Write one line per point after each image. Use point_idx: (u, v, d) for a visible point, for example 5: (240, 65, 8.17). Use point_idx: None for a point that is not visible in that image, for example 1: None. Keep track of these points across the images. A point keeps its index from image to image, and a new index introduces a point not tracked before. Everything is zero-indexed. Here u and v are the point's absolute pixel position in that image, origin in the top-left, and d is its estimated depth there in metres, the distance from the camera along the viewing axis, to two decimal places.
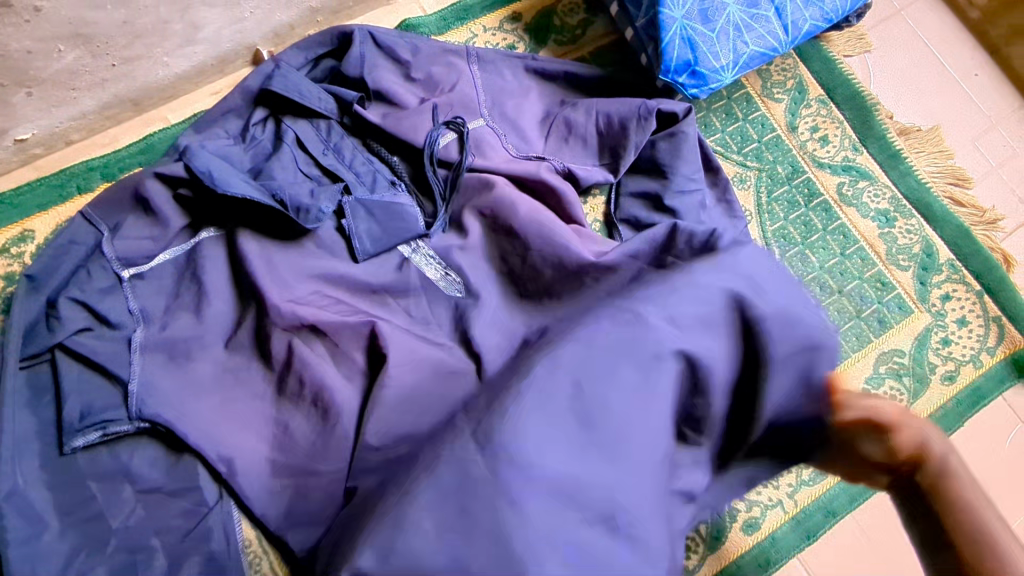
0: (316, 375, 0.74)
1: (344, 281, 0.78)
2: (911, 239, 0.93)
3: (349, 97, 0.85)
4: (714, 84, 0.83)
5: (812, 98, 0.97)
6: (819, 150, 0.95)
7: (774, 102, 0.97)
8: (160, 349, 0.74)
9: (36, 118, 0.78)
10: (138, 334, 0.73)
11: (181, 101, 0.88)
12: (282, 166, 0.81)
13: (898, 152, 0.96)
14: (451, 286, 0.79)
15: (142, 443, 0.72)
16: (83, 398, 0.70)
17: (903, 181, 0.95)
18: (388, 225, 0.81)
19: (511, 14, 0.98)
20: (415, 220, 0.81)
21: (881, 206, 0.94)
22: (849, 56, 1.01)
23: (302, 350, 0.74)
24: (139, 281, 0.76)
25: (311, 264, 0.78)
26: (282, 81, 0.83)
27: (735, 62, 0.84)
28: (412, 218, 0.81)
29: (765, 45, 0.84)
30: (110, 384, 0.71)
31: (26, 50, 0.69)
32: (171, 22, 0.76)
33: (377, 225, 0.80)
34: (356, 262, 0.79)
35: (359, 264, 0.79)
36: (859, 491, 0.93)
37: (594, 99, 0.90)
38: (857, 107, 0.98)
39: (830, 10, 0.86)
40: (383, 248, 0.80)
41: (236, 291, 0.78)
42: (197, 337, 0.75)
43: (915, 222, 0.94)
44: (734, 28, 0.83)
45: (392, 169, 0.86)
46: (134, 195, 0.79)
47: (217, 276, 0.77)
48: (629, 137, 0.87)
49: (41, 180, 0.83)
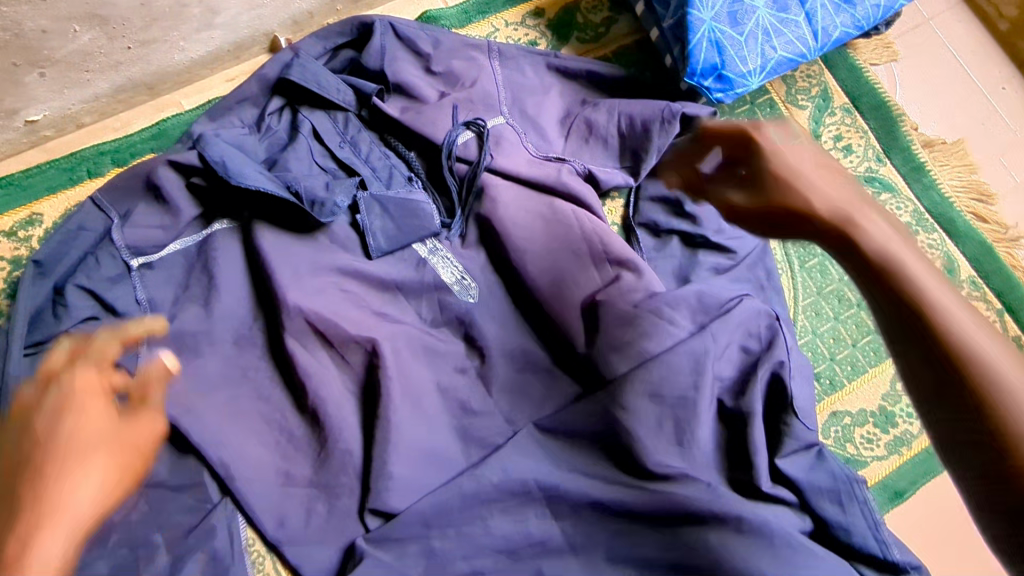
0: (318, 376, 0.73)
1: (355, 278, 0.77)
2: (933, 253, 0.91)
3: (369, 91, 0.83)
4: (740, 89, 0.82)
5: (837, 106, 0.96)
6: (842, 160, 0.94)
7: (797, 108, 0.95)
8: (167, 342, 0.72)
9: (49, 100, 0.76)
10: (145, 324, 0.72)
11: (196, 87, 0.87)
12: (297, 158, 0.79)
13: (921, 165, 0.95)
14: (463, 290, 0.80)
15: None
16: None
17: (926, 195, 0.93)
18: (405, 223, 0.80)
19: (534, 10, 0.96)
20: (430, 217, 0.80)
21: (903, 218, 0.92)
22: (875, 65, 0.99)
23: (310, 350, 0.74)
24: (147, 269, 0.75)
25: (324, 258, 0.77)
26: (300, 70, 0.81)
27: (763, 67, 0.82)
28: (429, 217, 0.80)
29: (793, 50, 0.82)
30: None
31: (41, 29, 0.67)
32: (189, 6, 0.75)
33: (395, 223, 0.79)
34: (370, 259, 0.79)
35: (373, 262, 0.78)
36: (924, 471, 0.83)
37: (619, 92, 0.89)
38: (882, 116, 0.96)
39: (862, 17, 0.83)
40: (399, 245, 0.79)
41: (247, 284, 0.77)
42: (206, 329, 0.74)
43: (938, 237, 0.92)
44: (763, 32, 0.81)
45: (409, 165, 0.84)
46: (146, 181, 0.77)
47: (228, 268, 0.76)
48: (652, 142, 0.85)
49: (51, 163, 0.81)
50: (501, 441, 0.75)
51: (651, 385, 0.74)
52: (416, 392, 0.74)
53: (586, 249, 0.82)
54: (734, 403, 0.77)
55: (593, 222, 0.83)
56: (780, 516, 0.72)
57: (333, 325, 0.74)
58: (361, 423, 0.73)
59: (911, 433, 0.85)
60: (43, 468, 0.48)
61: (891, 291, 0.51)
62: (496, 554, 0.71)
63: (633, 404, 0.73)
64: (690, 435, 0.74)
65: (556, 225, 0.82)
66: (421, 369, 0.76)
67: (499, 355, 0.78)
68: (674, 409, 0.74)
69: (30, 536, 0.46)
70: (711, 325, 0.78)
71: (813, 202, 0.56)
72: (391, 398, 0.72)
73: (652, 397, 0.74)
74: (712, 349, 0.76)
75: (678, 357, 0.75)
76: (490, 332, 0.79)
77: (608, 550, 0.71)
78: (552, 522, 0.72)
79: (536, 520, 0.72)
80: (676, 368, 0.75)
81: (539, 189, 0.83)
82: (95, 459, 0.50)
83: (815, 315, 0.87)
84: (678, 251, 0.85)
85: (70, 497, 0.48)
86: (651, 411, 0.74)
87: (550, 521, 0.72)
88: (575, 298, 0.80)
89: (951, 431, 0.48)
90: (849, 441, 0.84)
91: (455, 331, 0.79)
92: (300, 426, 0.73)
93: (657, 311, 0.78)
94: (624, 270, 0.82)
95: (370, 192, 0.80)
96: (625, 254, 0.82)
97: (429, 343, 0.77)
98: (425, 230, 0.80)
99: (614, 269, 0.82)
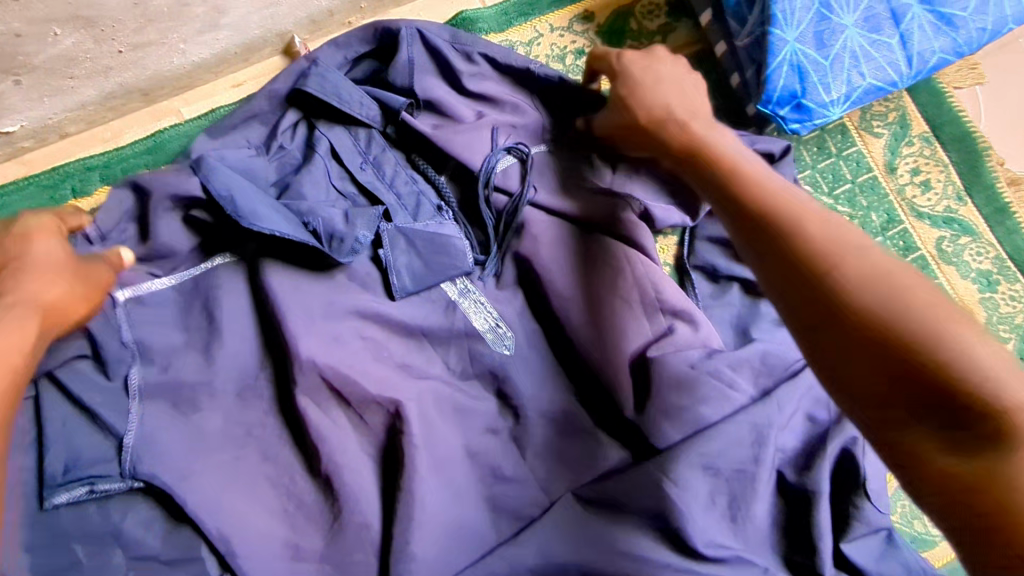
0: (333, 438, 0.64)
1: (375, 324, 0.68)
2: (1015, 307, 0.82)
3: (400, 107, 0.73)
4: (819, 120, 0.71)
5: (915, 135, 0.86)
6: (919, 197, 0.84)
7: (872, 136, 0.85)
8: (161, 393, 0.63)
9: (26, 109, 0.66)
10: (135, 374, 0.63)
11: (199, 93, 0.76)
12: (312, 181, 0.69)
13: (1006, 207, 0.85)
14: (498, 340, 0.71)
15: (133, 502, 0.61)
16: (64, 452, 0.59)
17: (1009, 240, 0.84)
18: (433, 261, 0.71)
19: (583, 13, 0.85)
20: (463, 255, 0.72)
21: (983, 266, 0.83)
22: (959, 88, 0.88)
23: (324, 408, 0.65)
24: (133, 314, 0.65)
25: (338, 298, 0.67)
26: (318, 81, 0.71)
27: (848, 96, 0.71)
28: (460, 255, 0.72)
29: (883, 78, 0.72)
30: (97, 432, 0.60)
31: (15, 32, 0.57)
32: (191, 5, 0.64)
33: (422, 261, 0.70)
34: (394, 300, 0.69)
35: (397, 304, 0.69)
36: None
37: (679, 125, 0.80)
38: (965, 148, 0.86)
39: (964, 42, 0.73)
40: (427, 286, 0.70)
41: (253, 325, 0.67)
42: (208, 377, 0.65)
43: (1021, 288, 0.83)
44: (851, 56, 0.71)
45: (439, 192, 0.75)
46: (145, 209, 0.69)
47: (232, 308, 0.67)
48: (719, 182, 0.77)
49: (30, 178, 0.71)
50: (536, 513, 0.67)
51: (707, 457, 0.65)
52: (444, 457, 0.66)
53: (636, 293, 0.72)
54: (797, 479, 0.68)
55: (645, 264, 0.73)
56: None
57: (350, 381, 0.65)
58: (380, 491, 0.65)
59: None
60: (16, 275, 0.56)
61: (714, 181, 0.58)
62: None
63: (687, 479, 0.64)
64: (746, 512, 0.65)
65: (602, 267, 0.72)
66: (451, 429, 0.68)
67: (536, 414, 0.69)
68: (730, 483, 0.65)
69: (6, 308, 0.52)
70: (776, 390, 0.70)
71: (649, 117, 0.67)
72: (415, 466, 0.63)
73: (708, 471, 0.65)
74: (777, 418, 0.68)
75: (738, 427, 0.66)
76: (527, 388, 0.70)
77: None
78: None
79: None
80: (738, 439, 0.66)
81: (584, 223, 0.75)
82: (62, 278, 0.58)
83: None
84: (737, 299, 0.78)
85: (41, 291, 0.56)
86: (705, 488, 0.65)
87: None
88: (622, 354, 0.70)
89: (801, 317, 0.48)
90: (917, 517, 0.79)
91: (487, 386, 0.70)
92: (310, 494, 0.64)
93: (713, 370, 0.70)
94: (677, 320, 0.73)
95: (395, 223, 0.71)
96: (680, 302, 0.74)
97: (458, 400, 0.69)
98: (459, 268, 0.71)
99: (665, 318, 0.73)
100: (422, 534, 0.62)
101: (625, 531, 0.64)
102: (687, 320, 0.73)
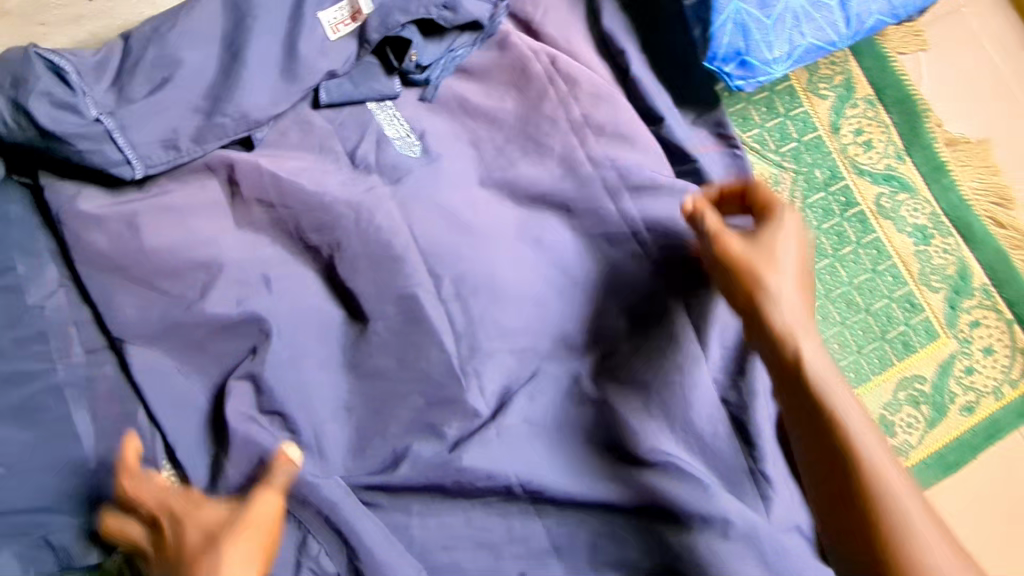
0: (286, 353, 0.71)
1: (320, 252, 0.73)
2: (946, 259, 0.88)
3: (347, 32, 0.77)
4: (762, 77, 0.76)
5: (859, 97, 0.91)
6: (861, 155, 0.89)
7: (818, 98, 0.90)
8: (104, 271, 0.69)
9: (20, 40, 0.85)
10: (111, 124, 0.67)
11: None
12: (308, 35, 0.75)
13: (942, 165, 0.90)
14: (406, 146, 0.77)
15: (103, 373, 0.70)
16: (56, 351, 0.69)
17: (944, 197, 0.89)
18: (359, 81, 0.77)
19: None
20: (389, 81, 0.79)
21: (919, 221, 0.89)
22: (903, 54, 0.93)
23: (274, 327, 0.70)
24: (96, 188, 0.71)
25: (283, 227, 0.73)
26: (382, 14, 0.76)
27: (789, 55, 0.76)
28: (389, 89, 0.78)
29: (823, 38, 0.77)
30: (86, 309, 0.71)
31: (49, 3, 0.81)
32: None
33: (351, 82, 0.77)
34: (314, 109, 0.77)
35: (317, 111, 0.77)
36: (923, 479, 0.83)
37: (610, 18, 0.83)
38: (907, 111, 0.91)
39: (899, 5, 0.79)
40: (350, 103, 0.77)
41: (189, 247, 0.70)
42: (149, 273, 0.69)
43: (953, 242, 0.89)
44: (792, 17, 0.76)
45: (422, 73, 0.79)
46: (61, 84, 0.66)
47: (175, 211, 0.71)
48: (637, 81, 0.82)
49: None
50: (486, 413, 0.74)
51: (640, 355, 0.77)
52: (381, 359, 0.72)
53: (617, 183, 0.79)
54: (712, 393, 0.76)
55: (626, 149, 0.80)
56: (750, 523, 0.71)
57: (303, 292, 0.73)
58: (328, 393, 0.72)
59: (910, 443, 0.84)
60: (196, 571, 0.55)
61: (805, 402, 0.59)
62: (476, 547, 0.72)
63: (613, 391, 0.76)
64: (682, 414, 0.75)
65: (564, 162, 0.79)
66: (383, 340, 0.72)
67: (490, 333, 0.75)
68: (658, 392, 0.75)
69: None
70: (699, 303, 0.79)
71: (766, 286, 0.64)
72: (367, 383, 0.73)
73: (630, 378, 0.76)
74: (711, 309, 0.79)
75: (651, 342, 0.77)
76: (467, 289, 0.75)
77: (551, 542, 0.72)
78: (536, 520, 0.73)
79: (520, 518, 0.73)
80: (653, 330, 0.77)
81: (520, 69, 0.81)
82: (240, 544, 0.57)
83: (823, 319, 0.85)
84: None
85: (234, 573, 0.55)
86: (628, 394, 0.75)
87: (533, 521, 0.73)
88: (551, 275, 0.78)
89: (835, 532, 0.56)
90: None
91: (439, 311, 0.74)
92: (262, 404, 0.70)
93: (635, 269, 0.79)
94: (653, 210, 0.79)
95: (347, 72, 0.77)
96: (659, 205, 0.80)
97: (394, 323, 0.72)
98: (381, 93, 0.78)
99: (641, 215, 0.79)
100: (365, 426, 0.72)
101: (560, 437, 0.75)
102: (657, 209, 0.80)
